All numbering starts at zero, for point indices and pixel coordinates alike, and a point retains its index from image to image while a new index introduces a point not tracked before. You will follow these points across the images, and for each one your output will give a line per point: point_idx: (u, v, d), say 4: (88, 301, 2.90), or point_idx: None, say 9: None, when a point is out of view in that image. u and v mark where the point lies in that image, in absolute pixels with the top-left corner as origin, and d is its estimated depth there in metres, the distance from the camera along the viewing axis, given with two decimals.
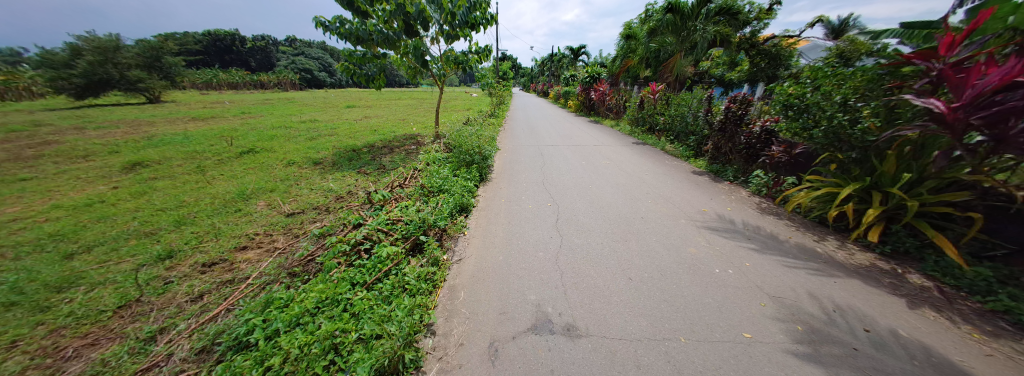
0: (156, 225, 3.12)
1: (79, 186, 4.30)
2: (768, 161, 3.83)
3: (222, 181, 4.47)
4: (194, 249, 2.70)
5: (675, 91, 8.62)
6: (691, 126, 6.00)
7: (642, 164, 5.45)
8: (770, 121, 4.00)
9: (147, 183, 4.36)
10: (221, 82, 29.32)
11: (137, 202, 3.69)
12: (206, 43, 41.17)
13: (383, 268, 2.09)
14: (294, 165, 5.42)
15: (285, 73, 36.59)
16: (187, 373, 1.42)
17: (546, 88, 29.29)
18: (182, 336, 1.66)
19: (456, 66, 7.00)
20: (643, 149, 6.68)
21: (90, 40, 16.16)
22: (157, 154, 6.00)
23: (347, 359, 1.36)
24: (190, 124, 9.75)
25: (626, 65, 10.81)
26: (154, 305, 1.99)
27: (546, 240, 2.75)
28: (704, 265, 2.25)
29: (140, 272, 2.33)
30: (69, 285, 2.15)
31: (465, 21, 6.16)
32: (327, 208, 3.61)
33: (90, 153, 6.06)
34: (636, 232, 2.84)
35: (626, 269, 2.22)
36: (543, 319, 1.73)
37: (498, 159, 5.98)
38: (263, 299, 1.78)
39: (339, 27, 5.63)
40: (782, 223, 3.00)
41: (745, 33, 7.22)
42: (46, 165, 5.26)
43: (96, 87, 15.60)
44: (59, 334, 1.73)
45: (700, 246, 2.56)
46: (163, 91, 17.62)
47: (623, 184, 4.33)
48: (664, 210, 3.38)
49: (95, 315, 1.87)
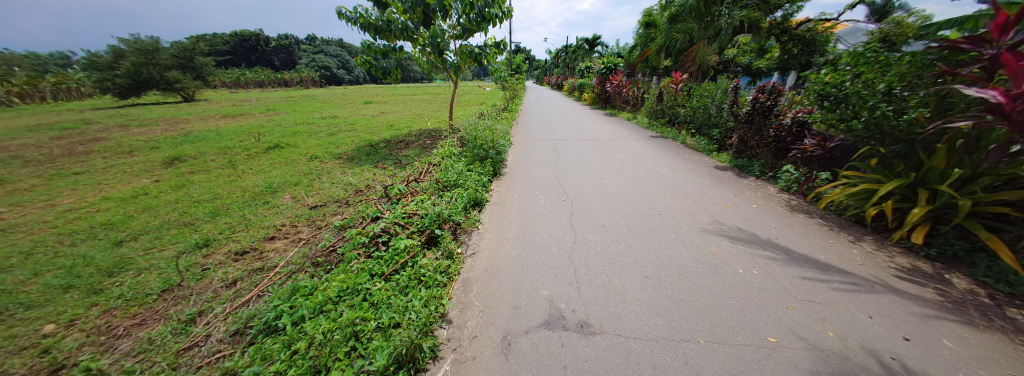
0: (194, 216, 3.34)
1: (125, 179, 4.65)
2: (799, 155, 3.61)
3: (251, 175, 4.72)
4: (228, 238, 2.88)
5: (698, 81, 8.18)
6: (715, 118, 5.72)
7: (661, 158, 5.28)
8: (802, 112, 3.74)
9: (185, 177, 4.67)
10: (248, 80, 30.74)
11: (176, 195, 3.96)
12: (234, 44, 43.13)
13: (399, 260, 2.15)
14: (316, 159, 5.63)
15: (306, 70, 37.86)
16: (224, 353, 1.53)
17: (560, 81, 28.81)
18: (218, 319, 1.79)
19: (473, 60, 7.00)
20: (663, 143, 6.47)
21: (132, 42, 17.32)
22: (192, 149, 6.39)
23: (366, 346, 1.42)
24: (221, 122, 10.31)
25: (644, 55, 10.48)
26: (193, 290, 2.14)
27: (559, 236, 2.74)
28: (726, 265, 2.17)
29: (180, 259, 2.52)
30: (119, 270, 2.36)
31: (482, 16, 6.11)
32: (347, 201, 3.74)
33: (133, 149, 6.54)
34: (654, 229, 2.77)
35: (642, 267, 2.17)
36: (555, 315, 1.73)
37: (511, 153, 5.95)
38: (289, 287, 1.88)
39: (359, 17, 5.73)
40: (813, 221, 2.83)
41: (776, 18, 6.74)
42: (97, 160, 5.73)
43: (137, 87, 16.75)
44: (112, 314, 1.90)
45: (722, 245, 2.47)
46: (197, 90, 18.66)
47: (640, 179, 4.21)
48: (684, 206, 3.28)
49: (142, 298, 2.04)
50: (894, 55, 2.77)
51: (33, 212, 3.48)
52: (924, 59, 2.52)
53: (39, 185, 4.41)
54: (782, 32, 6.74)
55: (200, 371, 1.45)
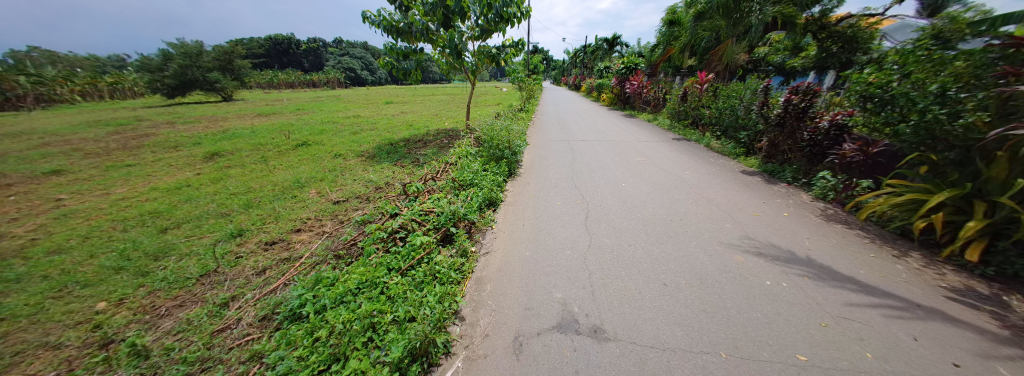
0: (229, 207, 3.57)
1: (171, 172, 5.06)
2: (837, 161, 3.38)
3: (280, 170, 4.99)
4: (259, 229, 3.06)
5: (726, 81, 8.15)
6: (743, 120, 5.45)
7: (682, 161, 5.09)
8: (842, 115, 3.51)
9: (223, 171, 5.01)
10: (280, 81, 32.56)
11: (214, 187, 4.26)
12: (268, 47, 45.80)
13: (415, 256, 2.20)
14: (340, 157, 5.87)
15: (332, 71, 39.59)
16: (253, 336, 1.63)
17: (578, 82, 28.49)
18: (249, 304, 1.91)
19: (490, 60, 7.08)
20: (685, 146, 6.25)
21: (179, 46, 18.78)
22: (229, 145, 6.84)
23: (382, 337, 1.47)
24: (255, 120, 10.97)
25: (667, 53, 10.18)
26: (227, 276, 2.29)
27: (574, 238, 2.71)
28: (752, 276, 2.06)
29: (217, 246, 2.71)
30: (163, 255, 2.57)
31: (499, 16, 6.22)
32: (367, 197, 3.87)
33: (178, 144, 7.09)
34: (674, 235, 2.68)
35: (660, 274, 2.11)
36: (568, 318, 1.71)
37: (527, 154, 5.95)
38: (313, 277, 1.97)
39: (382, 19, 5.92)
40: (851, 233, 2.64)
41: (813, 13, 6.19)
42: (147, 153, 6.26)
43: (183, 87, 18.15)
44: (156, 295, 2.07)
45: (748, 255, 2.35)
46: (235, 90, 20.00)
47: (660, 183, 4.08)
48: (706, 212, 3.15)
49: (183, 281, 2.21)
50: (949, 53, 2.53)
51: (92, 200, 3.85)
52: (984, 58, 2.29)
53: (97, 175, 4.88)
54: (819, 29, 6.16)
55: (231, 352, 1.55)
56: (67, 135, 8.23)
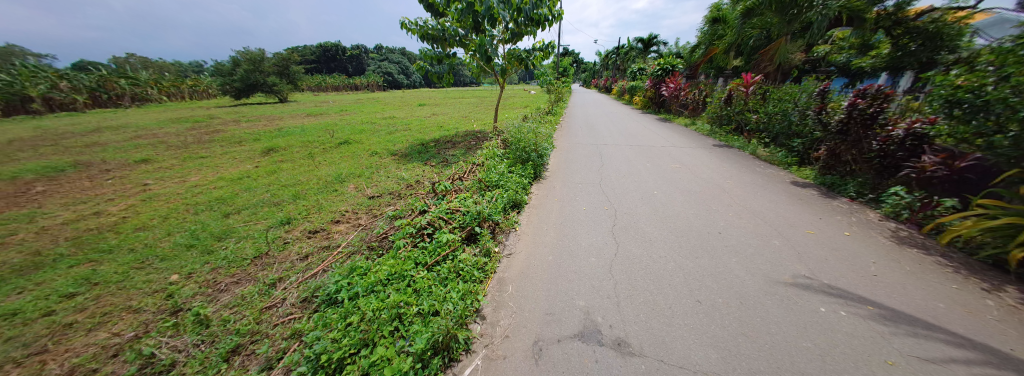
0: (280, 197, 3.94)
1: (235, 164, 5.70)
2: (913, 175, 2.93)
3: (324, 166, 5.41)
4: (304, 218, 3.34)
5: (776, 82, 7.45)
6: (798, 127, 4.93)
7: (722, 170, 4.75)
8: (921, 122, 3.04)
9: (276, 164, 5.55)
10: (327, 85, 35.45)
11: (268, 179, 4.73)
12: (318, 53, 50.14)
13: (441, 253, 2.27)
14: (376, 155, 6.23)
15: (372, 75, 42.25)
16: (294, 316, 1.78)
17: (609, 84, 27.76)
18: (293, 286, 2.09)
19: (519, 64, 7.13)
20: (727, 153, 5.80)
21: (246, 53, 21.16)
22: (283, 142, 7.57)
23: (407, 328, 1.53)
24: (305, 119, 12.04)
25: (709, 54, 9.57)
26: (276, 258, 2.53)
27: (600, 245, 2.63)
28: (803, 300, 1.85)
29: (268, 231, 3.00)
30: (225, 236, 2.91)
31: (529, 18, 6.27)
32: (399, 194, 4.07)
33: (242, 140, 7.98)
34: (711, 249, 2.49)
35: (694, 290, 1.97)
36: (591, 328, 1.66)
37: (554, 157, 5.89)
38: (349, 266, 2.11)
39: (419, 27, 6.23)
40: (927, 258, 2.28)
41: (885, 6, 5.45)
42: (217, 147, 7.13)
43: (247, 90, 20.41)
44: (218, 271, 2.35)
45: (798, 276, 2.11)
46: (289, 93, 22.08)
47: (696, 192, 3.84)
48: (749, 226, 2.89)
49: (240, 261, 2.47)
50: None
51: (172, 186, 4.46)
52: None
53: (177, 164, 5.64)
54: (893, 25, 5.44)
55: (275, 329, 1.71)
56: (156, 130, 9.62)
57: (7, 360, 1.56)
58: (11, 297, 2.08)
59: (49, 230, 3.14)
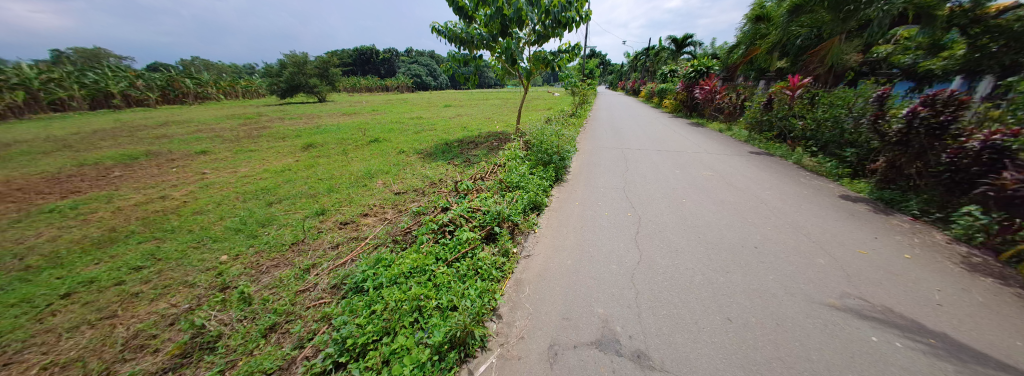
0: (316, 189, 4.23)
1: (278, 157, 6.19)
2: (991, 193, 2.56)
3: (356, 162, 5.73)
4: (336, 210, 3.55)
5: (828, 86, 7.07)
6: (852, 135, 4.46)
7: (759, 180, 4.43)
8: (1002, 134, 2.64)
9: (313, 159, 5.96)
10: (361, 87, 37.56)
11: (307, 172, 5.08)
12: (354, 57, 53.31)
13: (461, 250, 2.32)
14: (403, 153, 6.49)
15: (402, 77, 44.12)
16: (324, 301, 1.91)
17: (637, 87, 26.93)
18: (324, 273, 2.24)
19: (545, 66, 7.11)
20: (766, 162, 5.41)
21: (291, 56, 22.92)
22: (320, 138, 8.11)
23: (426, 320, 1.58)
24: (341, 118, 12.82)
25: (750, 54, 9.01)
26: (310, 246, 2.72)
27: (622, 253, 2.55)
28: (852, 325, 1.66)
29: (305, 221, 3.23)
30: (268, 223, 3.17)
31: (557, 21, 6.28)
32: (423, 191, 4.20)
33: (285, 136, 8.65)
34: (744, 264, 2.33)
35: (723, 306, 1.85)
36: (609, 336, 1.61)
37: (576, 160, 5.80)
38: (375, 257, 2.23)
39: (448, 30, 6.41)
40: (1008, 289, 1.97)
41: (960, 2, 4.74)
42: (263, 142, 7.78)
43: (291, 90, 22.09)
44: (261, 254, 2.57)
45: (846, 299, 1.90)
46: (327, 93, 23.58)
47: (729, 203, 3.61)
48: (790, 241, 2.67)
49: (280, 247, 2.68)
50: None
51: (225, 175, 4.94)
52: None
53: (230, 156, 6.22)
54: (970, 23, 4.70)
55: (308, 310, 1.84)
56: (213, 125, 10.68)
57: (88, 320, 1.81)
58: (93, 267, 2.41)
59: (124, 210, 3.60)
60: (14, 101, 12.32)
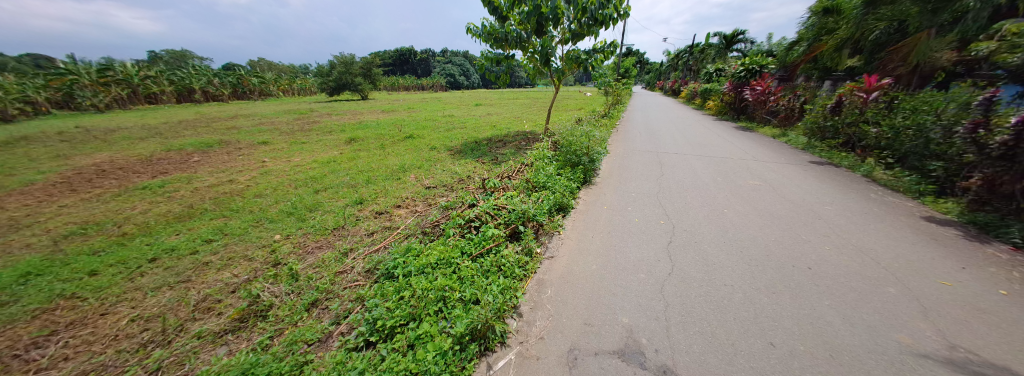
0: (355, 180, 4.55)
1: (324, 149, 6.75)
2: None
3: (392, 156, 6.06)
4: (373, 201, 3.79)
5: (915, 87, 5.88)
6: (941, 147, 3.82)
7: (815, 193, 3.98)
8: None
9: (355, 152, 6.41)
10: (399, 86, 39.71)
11: (349, 164, 5.49)
12: (394, 57, 56.59)
13: (486, 246, 2.37)
14: (435, 149, 6.76)
15: (437, 77, 45.86)
16: (359, 283, 2.06)
17: (677, 88, 25.42)
18: (360, 258, 2.41)
19: (578, 65, 6.99)
20: (825, 172, 4.85)
21: (340, 57, 24.82)
22: (361, 133, 8.72)
23: (449, 311, 1.64)
24: (380, 115, 13.66)
25: (814, 51, 8.10)
26: (350, 232, 2.94)
27: (651, 262, 2.44)
28: (930, 363, 1.40)
29: (346, 209, 3.50)
30: (314, 208, 3.48)
31: (594, 18, 6.15)
32: (452, 187, 4.34)
33: (331, 130, 9.42)
34: (793, 284, 2.11)
35: (765, 328, 1.68)
36: (632, 348, 1.55)
37: (607, 162, 5.64)
38: (405, 247, 2.35)
39: (483, 29, 6.54)
40: None
41: None
42: (313, 135, 8.53)
43: (338, 88, 23.94)
44: (307, 236, 2.82)
45: (923, 332, 1.62)
46: (369, 91, 25.18)
47: (778, 217, 3.28)
48: (852, 265, 2.36)
49: (323, 231, 2.93)
50: None
51: (280, 164, 5.50)
52: None
53: (284, 147, 6.92)
54: None
55: (344, 291, 2.00)
56: (273, 119, 11.94)
57: (168, 282, 2.14)
58: (174, 237, 2.83)
59: (200, 190, 4.16)
60: (116, 94, 15.12)
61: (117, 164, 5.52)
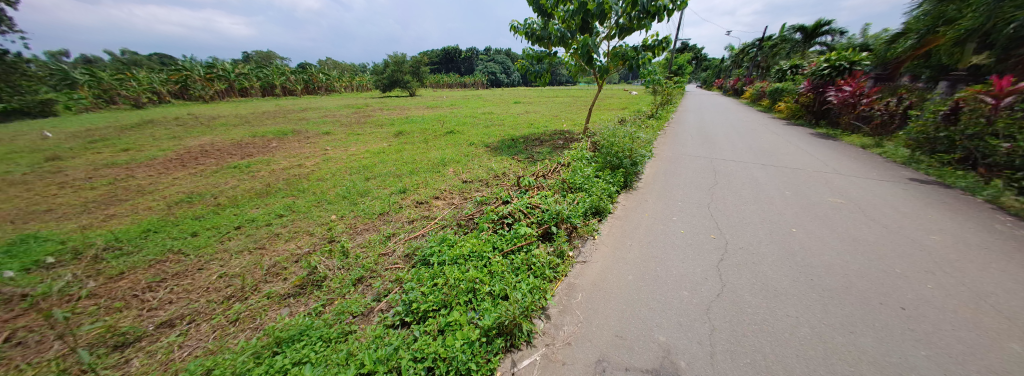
0: (399, 171, 4.86)
1: (375, 141, 7.34)
2: None
3: (433, 150, 6.37)
4: (414, 191, 4.02)
5: None
6: None
7: (915, 217, 3.30)
8: None
9: (401, 145, 6.86)
10: (443, 83, 41.54)
11: (395, 155, 5.90)
12: (441, 56, 59.46)
13: (517, 243, 2.37)
14: (473, 145, 6.95)
15: (479, 75, 47.09)
16: (398, 266, 2.20)
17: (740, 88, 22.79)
18: (400, 243, 2.57)
19: (625, 62, 6.62)
20: (931, 193, 3.99)
21: (392, 56, 26.71)
22: (407, 127, 9.32)
23: (478, 302, 1.68)
24: (425, 110, 14.45)
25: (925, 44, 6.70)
26: (393, 218, 3.15)
27: (697, 279, 2.23)
28: None
29: (390, 196, 3.76)
30: (364, 194, 3.80)
31: (645, 11, 5.78)
32: (488, 182, 4.43)
33: (381, 123, 10.20)
34: (877, 324, 1.77)
35: (837, 371, 1.43)
36: (667, 370, 1.43)
37: (651, 167, 5.28)
38: (440, 237, 2.45)
39: (526, 27, 6.51)
40: None
41: None
42: (365, 127, 9.32)
43: (389, 85, 25.78)
44: (356, 219, 3.09)
45: None
46: (416, 88, 26.69)
47: (861, 242, 2.79)
48: (963, 308, 1.91)
49: (370, 215, 3.18)
50: None
51: (338, 152, 6.11)
52: None
53: (342, 137, 7.68)
54: None
55: (386, 272, 2.15)
56: (333, 112, 13.34)
57: (247, 247, 2.49)
58: (254, 209, 3.30)
59: (275, 171, 4.79)
60: (217, 88, 18.15)
61: (215, 145, 6.61)
